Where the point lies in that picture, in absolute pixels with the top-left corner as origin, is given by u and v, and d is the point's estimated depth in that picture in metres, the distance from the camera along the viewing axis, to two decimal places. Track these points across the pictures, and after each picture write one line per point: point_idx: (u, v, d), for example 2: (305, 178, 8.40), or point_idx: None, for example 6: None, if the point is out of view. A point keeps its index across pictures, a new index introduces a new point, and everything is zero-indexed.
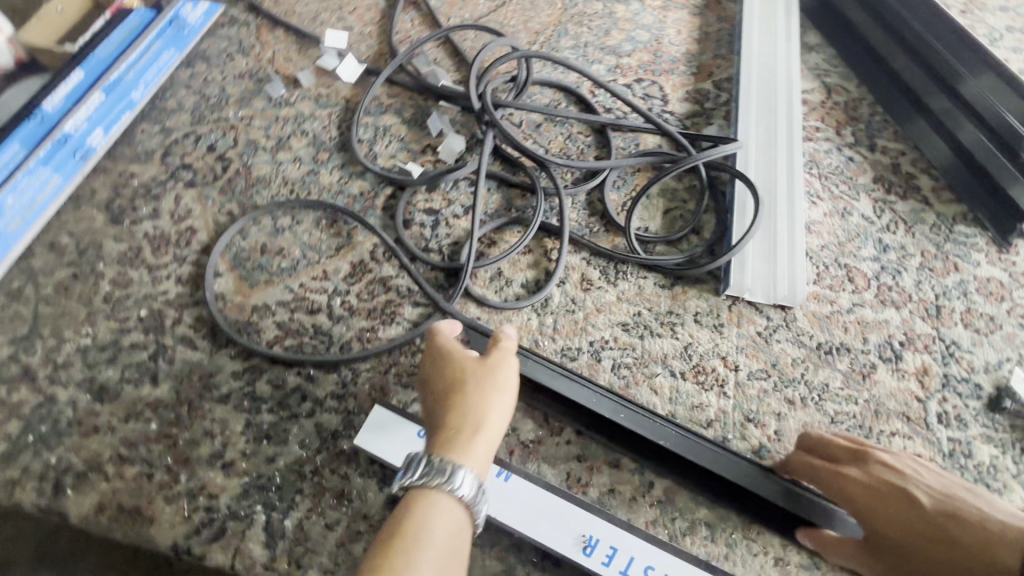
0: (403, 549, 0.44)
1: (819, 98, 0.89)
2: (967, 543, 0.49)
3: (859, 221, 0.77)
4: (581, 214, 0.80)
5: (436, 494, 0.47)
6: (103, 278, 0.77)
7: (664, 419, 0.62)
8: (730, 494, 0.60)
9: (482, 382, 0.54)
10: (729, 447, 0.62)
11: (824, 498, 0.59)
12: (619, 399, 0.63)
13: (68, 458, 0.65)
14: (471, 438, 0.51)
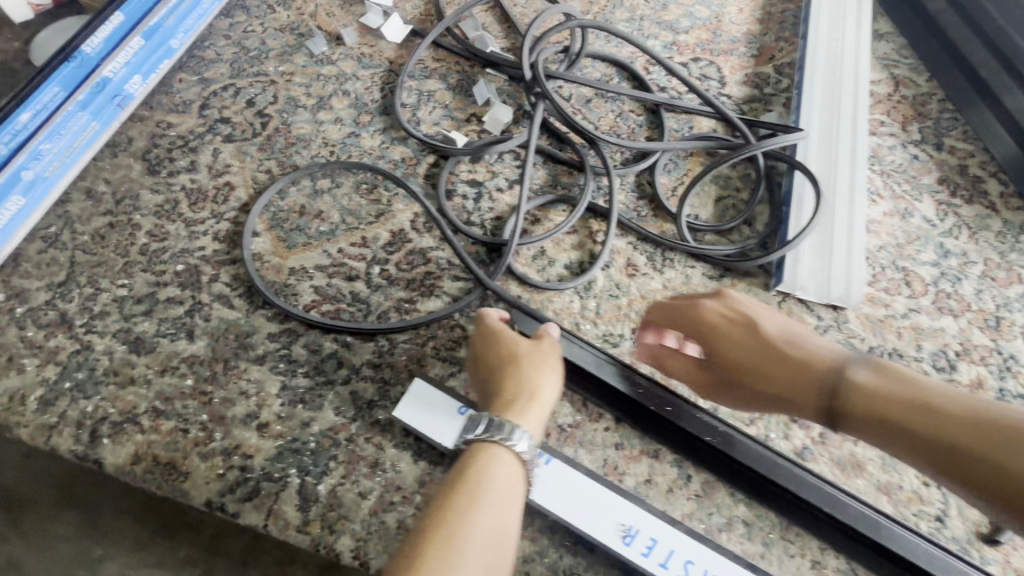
0: (468, 490, 0.47)
1: (886, 91, 0.85)
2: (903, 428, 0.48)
3: (921, 223, 0.74)
4: (629, 197, 0.77)
5: (497, 448, 0.50)
6: (140, 229, 0.76)
7: (709, 415, 0.61)
8: (771, 494, 0.58)
9: (533, 354, 0.58)
10: (772, 447, 0.60)
11: (872, 507, 0.57)
12: (665, 392, 0.62)
13: (104, 408, 0.65)
14: (529, 404, 0.54)
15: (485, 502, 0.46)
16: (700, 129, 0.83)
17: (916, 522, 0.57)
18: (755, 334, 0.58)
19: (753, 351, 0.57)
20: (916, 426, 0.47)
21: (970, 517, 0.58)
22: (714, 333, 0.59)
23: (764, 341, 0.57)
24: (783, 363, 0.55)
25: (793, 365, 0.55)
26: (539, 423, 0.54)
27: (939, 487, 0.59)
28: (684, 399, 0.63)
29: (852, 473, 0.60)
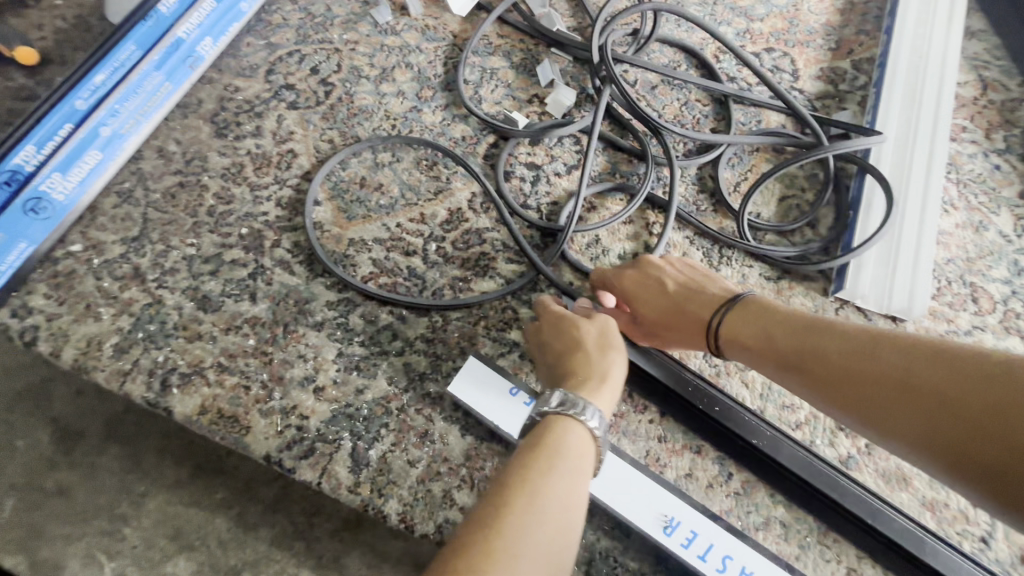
0: (545, 458, 0.48)
1: (971, 94, 0.81)
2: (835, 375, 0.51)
3: (994, 238, 0.72)
4: (689, 189, 0.76)
5: (570, 422, 0.52)
6: (208, 191, 0.79)
7: (757, 417, 0.62)
8: (812, 500, 0.58)
9: (599, 338, 0.61)
10: (817, 453, 0.60)
11: (917, 524, 0.57)
12: (714, 391, 0.62)
13: (174, 359, 0.69)
14: (599, 385, 0.56)
15: (561, 472, 0.48)
16: (769, 123, 0.80)
17: (960, 541, 0.57)
18: (661, 288, 0.63)
19: (664, 304, 0.62)
20: (855, 369, 0.49)
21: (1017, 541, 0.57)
22: (636, 289, 0.64)
23: (665, 293, 0.63)
24: (688, 309, 0.61)
25: (691, 311, 0.61)
26: (609, 402, 0.56)
27: None
28: (733, 398, 0.63)
29: (897, 487, 0.59)
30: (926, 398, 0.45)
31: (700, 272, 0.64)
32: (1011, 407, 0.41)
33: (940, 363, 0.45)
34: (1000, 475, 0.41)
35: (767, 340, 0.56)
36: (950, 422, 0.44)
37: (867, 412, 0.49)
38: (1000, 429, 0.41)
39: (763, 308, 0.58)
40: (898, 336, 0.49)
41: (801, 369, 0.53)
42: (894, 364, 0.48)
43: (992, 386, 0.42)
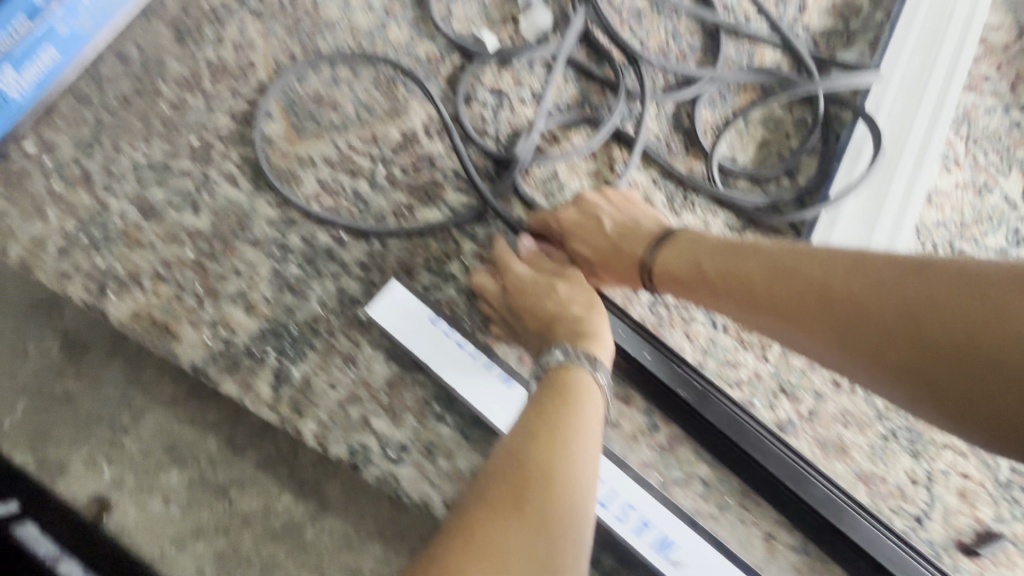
0: (556, 419, 0.48)
1: (1004, 40, 0.71)
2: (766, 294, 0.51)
3: (998, 202, 0.64)
4: (663, 126, 0.69)
5: (571, 378, 0.52)
6: (162, 98, 0.76)
7: (690, 369, 0.58)
8: (736, 460, 0.55)
9: (582, 300, 0.60)
10: (751, 413, 0.57)
11: (845, 495, 0.53)
12: (647, 339, 0.59)
13: (113, 264, 0.68)
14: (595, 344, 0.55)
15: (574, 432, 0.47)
16: (762, 61, 0.72)
17: (890, 518, 0.53)
18: (598, 227, 0.62)
19: (602, 245, 0.61)
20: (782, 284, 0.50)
21: (954, 524, 0.53)
22: (574, 228, 0.62)
23: (602, 232, 0.61)
24: (623, 248, 0.61)
25: (628, 252, 0.61)
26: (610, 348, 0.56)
27: (928, 488, 0.54)
28: (668, 348, 0.59)
29: (833, 456, 0.56)
30: (847, 306, 0.46)
31: (637, 208, 0.63)
32: (923, 300, 0.43)
33: (857, 270, 0.47)
34: (921, 367, 0.43)
35: (698, 268, 0.56)
36: (872, 325, 0.45)
37: (796, 329, 0.49)
38: (916, 323, 0.43)
39: (693, 239, 0.58)
40: (818, 252, 0.51)
41: (732, 293, 0.54)
42: (815, 278, 0.49)
43: (906, 284, 0.44)
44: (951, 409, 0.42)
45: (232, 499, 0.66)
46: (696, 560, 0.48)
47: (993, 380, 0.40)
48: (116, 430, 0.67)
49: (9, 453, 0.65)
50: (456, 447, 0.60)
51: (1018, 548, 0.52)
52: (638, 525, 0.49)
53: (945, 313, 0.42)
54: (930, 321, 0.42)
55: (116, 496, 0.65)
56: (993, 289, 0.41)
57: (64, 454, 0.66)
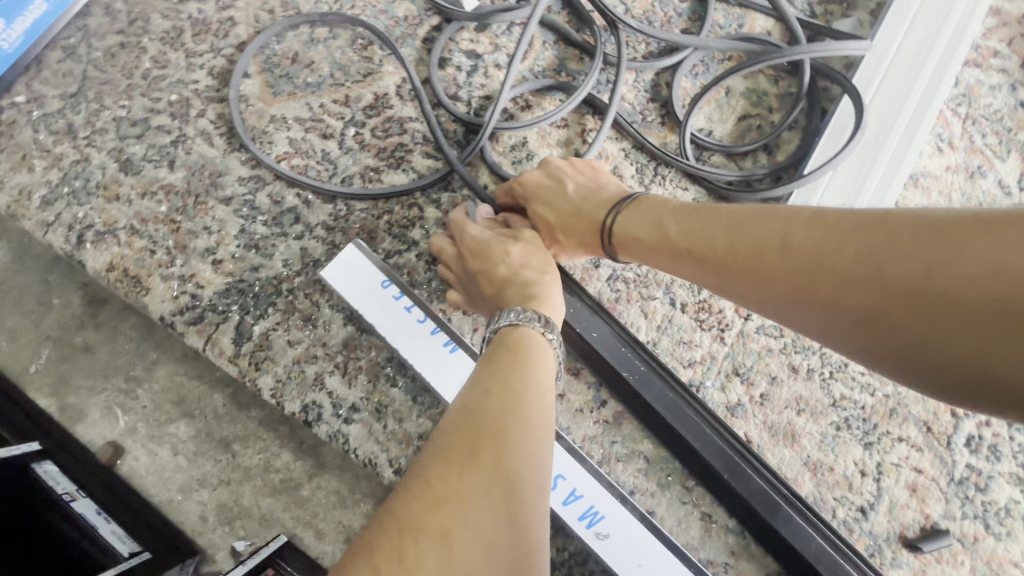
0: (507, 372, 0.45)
1: (1021, 12, 0.65)
2: (729, 255, 0.46)
3: (991, 187, 0.60)
4: (639, 96, 0.67)
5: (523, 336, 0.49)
6: (146, 53, 0.77)
7: (637, 350, 0.56)
8: (677, 445, 0.54)
9: (539, 263, 0.57)
10: (698, 399, 0.55)
11: (784, 489, 0.52)
12: (596, 317, 0.57)
13: (92, 217, 0.70)
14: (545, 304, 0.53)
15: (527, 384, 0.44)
16: (751, 29, 0.68)
17: (833, 507, 0.52)
18: (561, 188, 0.58)
19: (564, 206, 0.57)
20: (746, 243, 0.45)
21: (899, 518, 0.52)
22: (537, 189, 0.59)
23: (564, 193, 0.58)
24: (587, 210, 0.56)
25: (591, 214, 0.56)
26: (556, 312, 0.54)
27: (877, 480, 0.53)
28: (617, 326, 0.58)
29: (782, 442, 0.54)
30: (813, 260, 0.40)
31: (603, 175, 0.60)
32: (889, 253, 0.37)
33: (819, 221, 0.41)
34: (893, 327, 0.37)
35: (658, 228, 0.51)
36: (837, 284, 0.39)
37: (758, 292, 0.44)
38: (885, 278, 0.37)
39: (654, 201, 0.53)
40: (781, 208, 0.45)
41: (691, 255, 0.49)
42: (775, 235, 0.43)
43: (871, 235, 0.38)
44: (930, 370, 0.36)
45: (235, 453, 0.68)
46: (622, 534, 0.49)
47: (971, 335, 0.34)
48: (130, 381, 0.72)
49: (36, 397, 0.73)
50: (405, 410, 0.60)
51: (964, 547, 0.50)
52: (567, 495, 0.50)
53: (914, 265, 0.36)
54: (900, 275, 0.36)
55: (129, 443, 0.70)
56: (967, 232, 0.35)
57: (83, 401, 0.72)
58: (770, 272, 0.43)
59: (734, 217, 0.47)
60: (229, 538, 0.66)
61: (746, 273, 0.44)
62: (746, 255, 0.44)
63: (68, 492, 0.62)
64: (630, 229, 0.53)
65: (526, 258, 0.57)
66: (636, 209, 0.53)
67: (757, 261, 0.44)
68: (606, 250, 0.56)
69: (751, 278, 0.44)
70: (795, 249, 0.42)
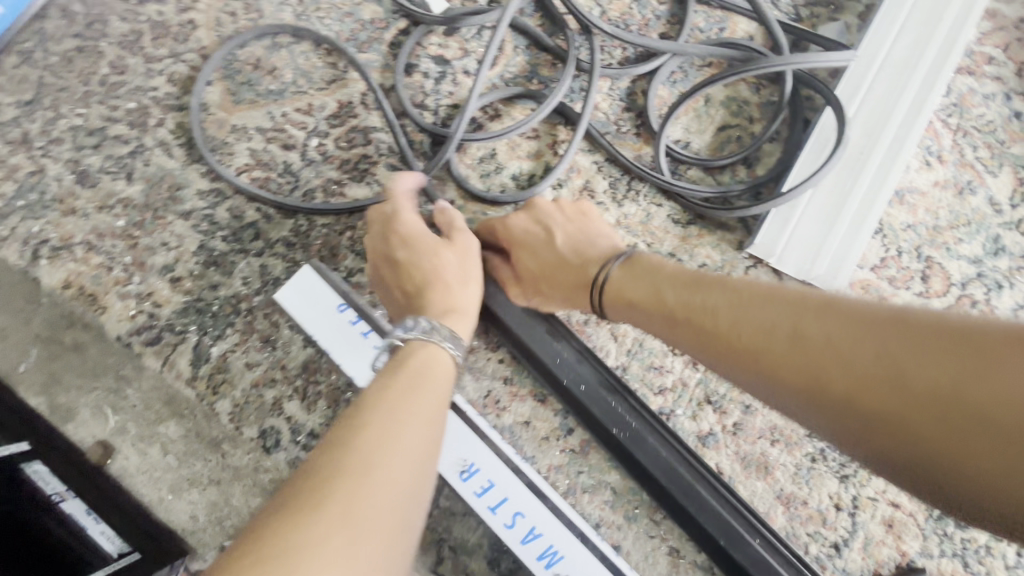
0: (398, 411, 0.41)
1: (1018, 15, 0.62)
2: (731, 335, 0.41)
3: (980, 205, 0.57)
4: (614, 105, 0.63)
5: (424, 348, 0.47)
6: (104, 58, 0.74)
7: (628, 403, 0.52)
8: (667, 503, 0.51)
9: (458, 267, 0.54)
10: (695, 457, 0.51)
11: (785, 553, 0.48)
12: (586, 368, 0.53)
13: (47, 231, 0.68)
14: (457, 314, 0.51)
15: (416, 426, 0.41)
16: (733, 33, 0.64)
17: (806, 543, 0.50)
18: (548, 239, 0.55)
19: (549, 257, 0.54)
20: (750, 324, 0.40)
21: (875, 555, 0.50)
22: (520, 234, 0.55)
23: (551, 244, 0.54)
24: (575, 265, 0.53)
25: (578, 268, 0.53)
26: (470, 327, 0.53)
27: (852, 515, 0.51)
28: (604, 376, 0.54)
29: (754, 475, 0.52)
30: (823, 354, 0.36)
31: (592, 224, 0.56)
32: (909, 358, 0.32)
33: (830, 309, 0.37)
34: (907, 439, 0.32)
35: (654, 296, 0.47)
36: (847, 384, 0.34)
37: (760, 378, 0.39)
38: (902, 386, 0.32)
39: (652, 266, 0.50)
40: (791, 287, 0.41)
41: (687, 328, 0.44)
42: (784, 318, 0.39)
43: (891, 335, 0.33)
44: (959, 493, 0.31)
45: (225, 453, 0.59)
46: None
47: (1003, 463, 0.29)
48: (120, 379, 0.63)
49: (23, 396, 0.63)
50: None
51: None
52: (525, 533, 0.49)
53: (935, 375, 0.31)
54: (919, 385, 0.31)
55: (118, 442, 0.61)
56: (999, 345, 0.30)
57: (73, 400, 0.62)
58: (776, 360, 0.38)
59: (740, 292, 0.42)
60: (219, 538, 0.58)
61: (750, 357, 0.40)
62: (750, 337, 0.40)
63: (57, 492, 0.57)
64: (623, 290, 0.49)
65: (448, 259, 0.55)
66: (635, 271, 0.50)
67: (762, 346, 0.39)
68: (597, 309, 0.52)
69: (755, 363, 0.39)
70: (803, 339, 0.37)
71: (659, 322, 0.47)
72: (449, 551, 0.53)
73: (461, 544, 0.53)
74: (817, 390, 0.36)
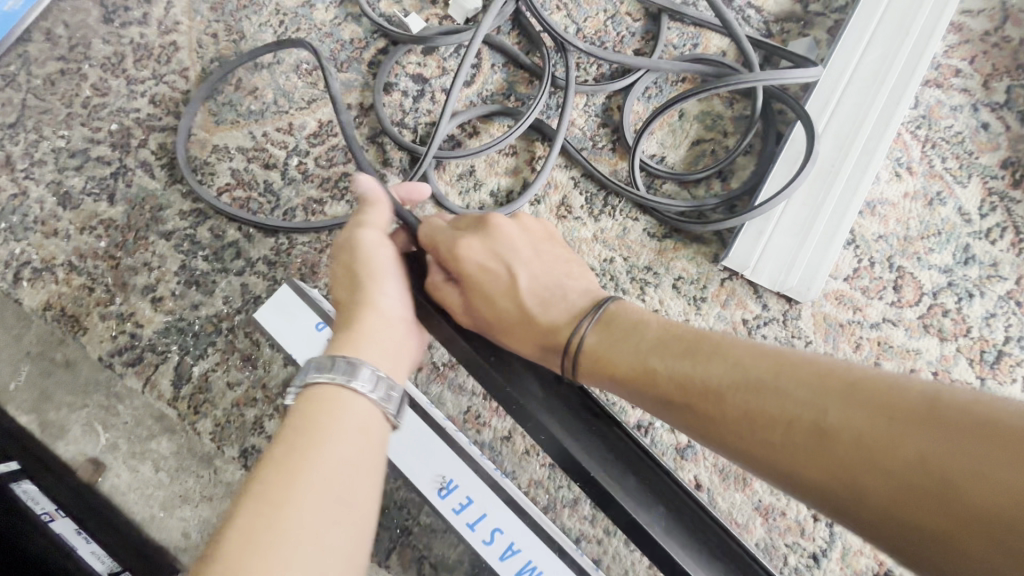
0: (264, 535, 0.32)
1: (984, 28, 0.63)
2: (740, 422, 0.35)
3: (950, 215, 0.57)
4: (590, 121, 0.64)
5: (321, 396, 0.38)
6: (86, 81, 0.74)
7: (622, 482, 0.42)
8: None
9: (348, 271, 0.44)
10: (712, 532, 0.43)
11: None
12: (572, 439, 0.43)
13: (29, 253, 0.68)
14: (352, 330, 0.41)
15: (295, 540, 0.32)
16: (705, 49, 0.66)
17: (785, 554, 0.51)
18: (510, 284, 0.47)
19: (510, 308, 0.46)
20: (762, 413, 0.34)
21: (852, 565, 0.50)
22: (480, 276, 0.46)
23: (515, 293, 0.46)
24: (539, 322, 0.45)
25: (545, 326, 0.45)
26: (377, 340, 0.41)
27: (829, 525, 0.51)
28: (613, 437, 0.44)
29: (733, 486, 0.52)
30: (856, 455, 0.31)
31: (568, 275, 0.48)
32: (950, 462, 0.28)
33: (857, 397, 0.32)
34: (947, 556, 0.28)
35: (641, 362, 0.40)
36: (882, 491, 0.30)
37: (776, 475, 0.34)
38: (944, 495, 0.28)
39: (633, 320, 0.43)
40: (800, 360, 0.35)
41: (685, 406, 0.38)
42: (804, 407, 0.33)
43: (928, 434, 0.29)
44: None
45: (216, 469, 0.60)
46: None
47: None
48: (111, 397, 0.63)
49: (15, 414, 0.63)
50: None
51: None
52: (504, 550, 0.48)
53: (983, 486, 0.27)
54: (964, 496, 0.28)
55: (110, 459, 0.61)
56: None
57: (65, 416, 0.63)
58: (800, 459, 0.33)
59: (742, 366, 0.36)
60: None
61: (765, 452, 0.34)
62: (765, 429, 0.34)
63: (47, 512, 0.56)
64: (604, 355, 0.42)
65: (342, 268, 0.45)
66: (616, 330, 0.43)
67: (780, 440, 0.33)
68: (574, 369, 0.44)
69: (774, 459, 0.34)
70: (831, 435, 0.32)
71: (645, 396, 0.40)
72: (430, 568, 0.54)
73: (442, 561, 0.54)
74: (849, 495, 0.31)
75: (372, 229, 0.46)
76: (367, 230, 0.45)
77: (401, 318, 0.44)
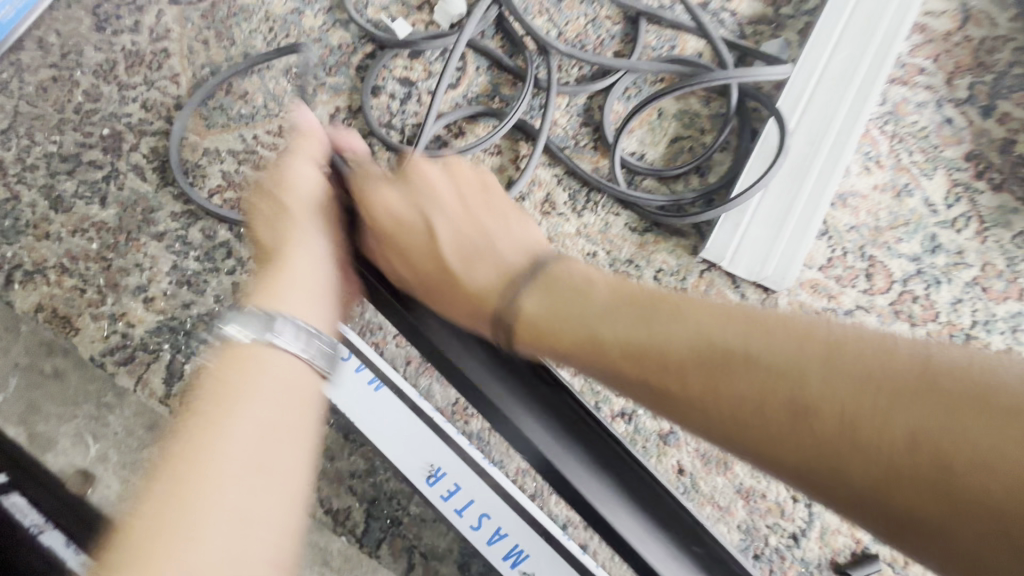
0: (175, 508, 0.34)
1: (946, 28, 0.66)
2: (717, 395, 0.35)
3: (918, 206, 0.60)
4: (572, 121, 0.66)
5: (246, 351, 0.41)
6: (78, 87, 0.76)
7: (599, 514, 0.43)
8: None
9: (281, 214, 0.48)
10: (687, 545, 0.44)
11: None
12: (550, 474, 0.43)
13: (21, 256, 0.69)
14: (279, 277, 0.45)
15: (204, 515, 0.34)
16: (682, 51, 0.68)
17: (765, 535, 0.52)
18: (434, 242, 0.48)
19: (435, 268, 0.47)
20: (739, 387, 0.34)
21: (831, 544, 0.51)
22: (396, 229, 0.48)
23: (438, 250, 0.47)
24: (464, 282, 0.46)
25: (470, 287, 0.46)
26: (299, 286, 0.45)
27: (808, 505, 0.52)
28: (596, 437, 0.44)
29: (715, 470, 0.54)
30: (834, 425, 0.32)
31: (499, 231, 0.49)
32: (934, 433, 0.29)
33: (836, 367, 0.32)
34: (929, 527, 0.30)
35: (611, 336, 0.39)
36: (868, 466, 0.31)
37: (764, 457, 0.34)
38: (926, 466, 0.29)
39: (584, 286, 0.43)
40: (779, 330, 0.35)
41: (672, 387, 0.37)
42: (781, 380, 0.34)
43: (904, 405, 0.30)
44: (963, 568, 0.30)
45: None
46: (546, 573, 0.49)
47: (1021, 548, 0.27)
48: (101, 407, 0.65)
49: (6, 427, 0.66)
50: (336, 448, 0.58)
51: (894, 571, 0.50)
52: (492, 534, 0.50)
53: (966, 457, 0.29)
54: (948, 467, 0.29)
55: (100, 471, 0.65)
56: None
57: (52, 428, 0.66)
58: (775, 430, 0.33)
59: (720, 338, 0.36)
60: None
61: (739, 423, 0.34)
62: (740, 402, 0.34)
63: (35, 524, 0.58)
64: (541, 320, 0.42)
65: (277, 212, 0.48)
66: (559, 294, 0.43)
67: (755, 411, 0.34)
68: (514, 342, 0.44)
69: (749, 429, 0.34)
70: (807, 407, 0.32)
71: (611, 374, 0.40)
72: (420, 557, 0.55)
73: (432, 550, 0.55)
74: (822, 465, 0.32)
75: (306, 163, 0.49)
76: (301, 165, 0.48)
77: (330, 259, 0.47)
